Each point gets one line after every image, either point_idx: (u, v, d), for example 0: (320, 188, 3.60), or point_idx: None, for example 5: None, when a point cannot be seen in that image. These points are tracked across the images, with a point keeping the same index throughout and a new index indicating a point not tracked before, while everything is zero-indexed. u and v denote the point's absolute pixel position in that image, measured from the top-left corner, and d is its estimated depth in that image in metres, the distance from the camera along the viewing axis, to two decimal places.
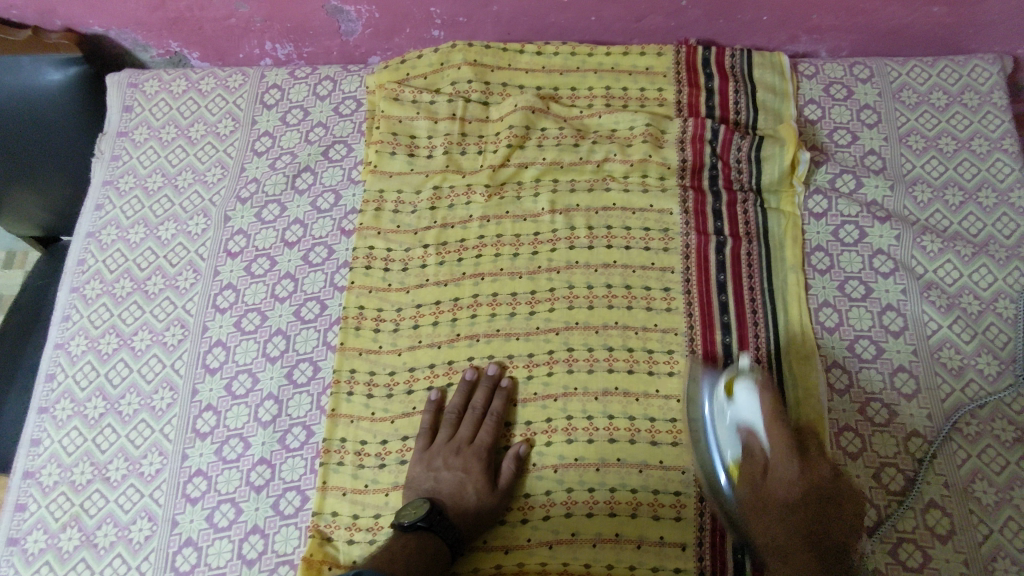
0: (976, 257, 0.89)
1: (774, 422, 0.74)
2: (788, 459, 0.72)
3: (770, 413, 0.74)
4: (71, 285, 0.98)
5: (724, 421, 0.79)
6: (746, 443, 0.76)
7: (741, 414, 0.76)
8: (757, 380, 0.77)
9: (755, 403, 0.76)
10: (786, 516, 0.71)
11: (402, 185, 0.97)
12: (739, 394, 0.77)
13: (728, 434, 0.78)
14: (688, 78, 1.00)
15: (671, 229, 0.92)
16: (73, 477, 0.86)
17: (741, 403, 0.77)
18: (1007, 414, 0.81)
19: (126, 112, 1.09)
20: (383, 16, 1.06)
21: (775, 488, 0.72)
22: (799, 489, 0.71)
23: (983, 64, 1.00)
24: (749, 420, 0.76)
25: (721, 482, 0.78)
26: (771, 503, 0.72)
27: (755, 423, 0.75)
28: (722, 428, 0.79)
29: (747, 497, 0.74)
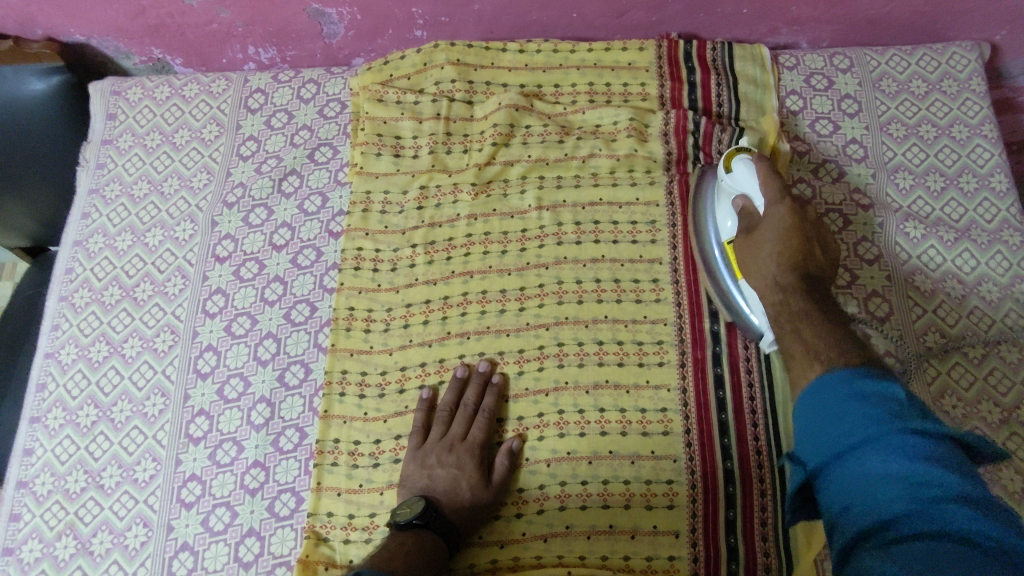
0: (958, 242, 0.90)
1: (768, 181, 0.79)
2: (779, 208, 0.76)
3: (765, 176, 0.79)
4: (60, 295, 0.98)
5: (724, 195, 0.85)
6: (741, 207, 0.81)
7: (739, 183, 0.83)
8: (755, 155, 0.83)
9: (750, 172, 0.82)
10: (777, 254, 0.74)
11: (389, 186, 0.98)
12: (738, 167, 0.83)
13: (727, 208, 0.84)
14: (670, 72, 1.01)
15: (658, 221, 0.93)
16: (67, 486, 0.86)
17: (739, 175, 0.83)
18: (992, 396, 0.82)
19: (110, 120, 1.09)
20: (365, 18, 1.06)
21: (766, 234, 0.76)
22: (789, 229, 0.75)
23: (962, 51, 1.02)
24: (745, 189, 0.82)
25: (720, 260, 0.85)
26: (762, 242, 0.76)
27: (751, 190, 0.81)
28: (722, 204, 0.85)
29: (743, 249, 0.78)
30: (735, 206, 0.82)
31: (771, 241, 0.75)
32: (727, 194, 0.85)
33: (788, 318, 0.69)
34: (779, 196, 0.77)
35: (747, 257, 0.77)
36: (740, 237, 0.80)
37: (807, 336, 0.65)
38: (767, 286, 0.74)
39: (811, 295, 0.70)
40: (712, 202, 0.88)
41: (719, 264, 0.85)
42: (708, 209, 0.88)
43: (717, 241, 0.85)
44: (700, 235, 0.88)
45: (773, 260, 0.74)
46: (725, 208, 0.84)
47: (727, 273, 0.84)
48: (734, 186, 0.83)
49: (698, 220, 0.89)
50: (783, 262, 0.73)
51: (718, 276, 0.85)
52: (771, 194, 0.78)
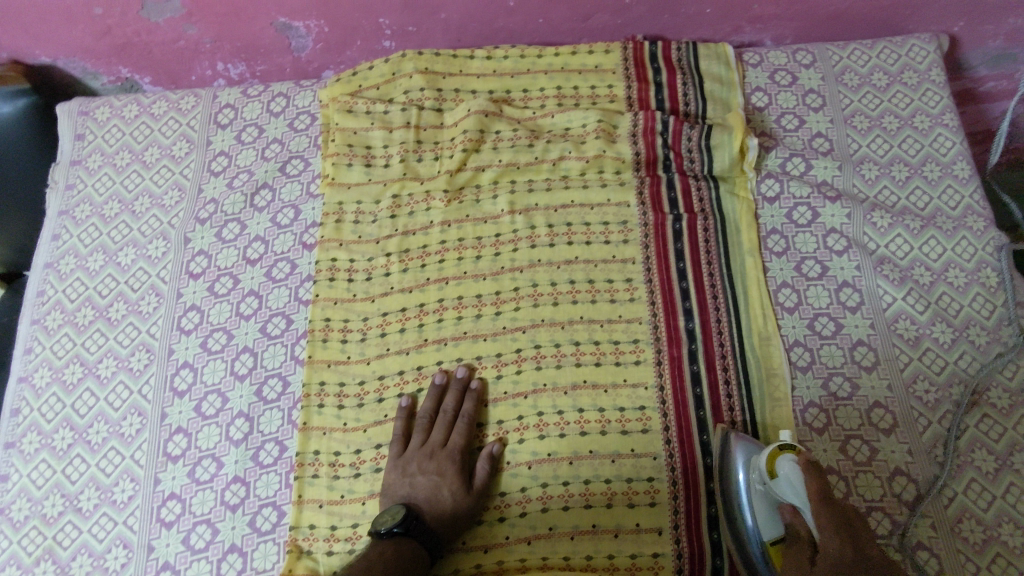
0: (925, 229, 0.92)
1: (819, 509, 0.67)
2: (837, 551, 0.65)
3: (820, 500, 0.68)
4: (32, 318, 0.98)
5: (764, 496, 0.73)
6: (792, 526, 0.70)
7: (787, 494, 0.70)
8: (803, 456, 0.71)
9: (800, 484, 0.70)
10: None
11: (361, 196, 0.98)
12: (782, 470, 0.71)
13: (768, 512, 0.72)
14: (637, 73, 1.02)
15: (630, 221, 0.94)
16: (44, 510, 0.85)
17: (785, 482, 0.70)
18: (963, 379, 0.83)
19: (79, 140, 1.09)
20: (333, 30, 1.06)
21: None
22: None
23: (920, 43, 1.04)
24: (794, 500, 0.70)
25: (759, 566, 0.71)
26: None
27: (802, 503, 0.69)
28: (761, 503, 0.72)
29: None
30: (782, 517, 0.71)
31: None
32: (769, 498, 0.72)
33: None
34: (835, 535, 0.66)
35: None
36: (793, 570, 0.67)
37: None
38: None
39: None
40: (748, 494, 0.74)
41: (759, 569, 0.71)
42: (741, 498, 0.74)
43: (755, 541, 0.72)
44: (733, 528, 0.75)
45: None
46: (768, 514, 0.72)
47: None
48: (779, 494, 0.71)
49: (731, 502, 0.75)
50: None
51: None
52: (823, 528, 0.67)
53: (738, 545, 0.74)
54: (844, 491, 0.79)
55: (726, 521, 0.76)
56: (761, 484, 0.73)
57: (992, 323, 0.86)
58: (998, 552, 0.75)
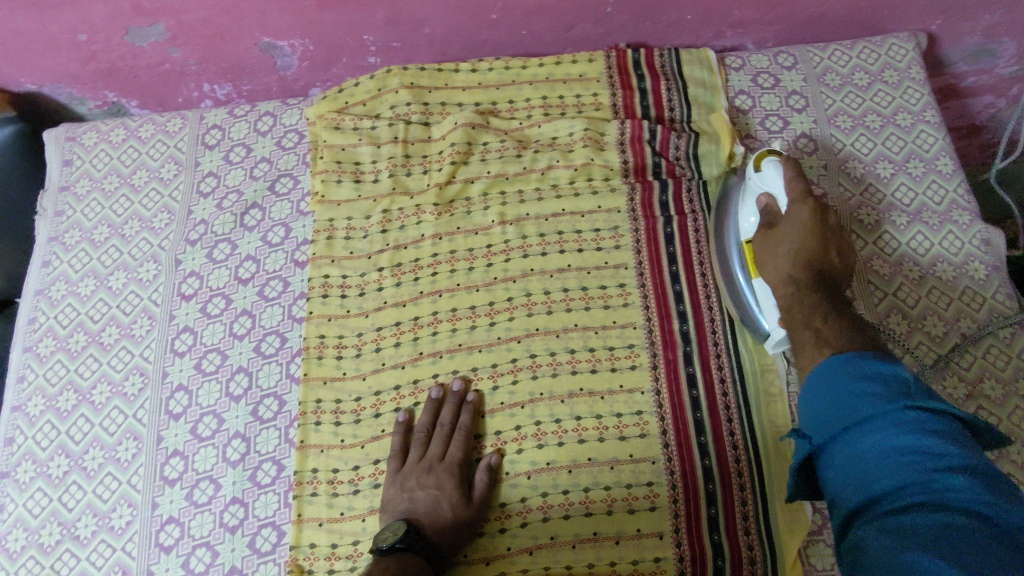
0: (911, 225, 0.93)
1: (795, 183, 0.80)
2: (803, 211, 0.78)
3: (790, 181, 0.81)
4: (24, 345, 0.97)
5: (750, 189, 0.86)
6: (764, 209, 0.83)
7: (766, 183, 0.83)
8: (785, 157, 0.84)
9: (777, 175, 0.82)
10: (793, 257, 0.77)
11: (351, 212, 0.98)
12: (766, 168, 0.84)
13: (751, 206, 0.85)
14: (621, 81, 1.03)
15: (620, 227, 0.94)
16: (41, 540, 0.85)
17: (767, 175, 0.83)
18: (957, 372, 0.84)
19: (67, 166, 1.09)
20: (318, 48, 1.07)
21: (787, 238, 0.78)
22: (809, 231, 0.77)
23: (899, 43, 1.05)
24: (770, 189, 0.83)
25: (734, 257, 0.87)
26: (784, 245, 0.78)
27: (776, 191, 0.82)
28: (747, 200, 0.86)
29: (763, 248, 0.80)
30: (759, 206, 0.84)
31: (793, 249, 0.77)
32: (753, 193, 0.85)
33: (799, 311, 0.73)
34: (803, 197, 0.79)
35: (766, 256, 0.80)
36: (761, 234, 0.81)
37: (819, 332, 0.70)
38: (781, 284, 0.77)
39: (827, 298, 0.73)
40: (736, 204, 0.89)
41: (732, 262, 0.87)
42: (730, 211, 0.89)
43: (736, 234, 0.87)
44: (719, 242, 0.89)
45: (790, 258, 0.77)
46: (749, 207, 0.85)
47: (739, 264, 0.86)
48: (760, 185, 0.84)
49: (720, 222, 0.90)
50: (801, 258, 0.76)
51: (730, 268, 0.87)
52: (795, 194, 0.80)
53: (721, 249, 0.89)
54: None
55: (724, 286, 0.87)
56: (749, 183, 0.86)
57: (983, 317, 0.87)
58: None
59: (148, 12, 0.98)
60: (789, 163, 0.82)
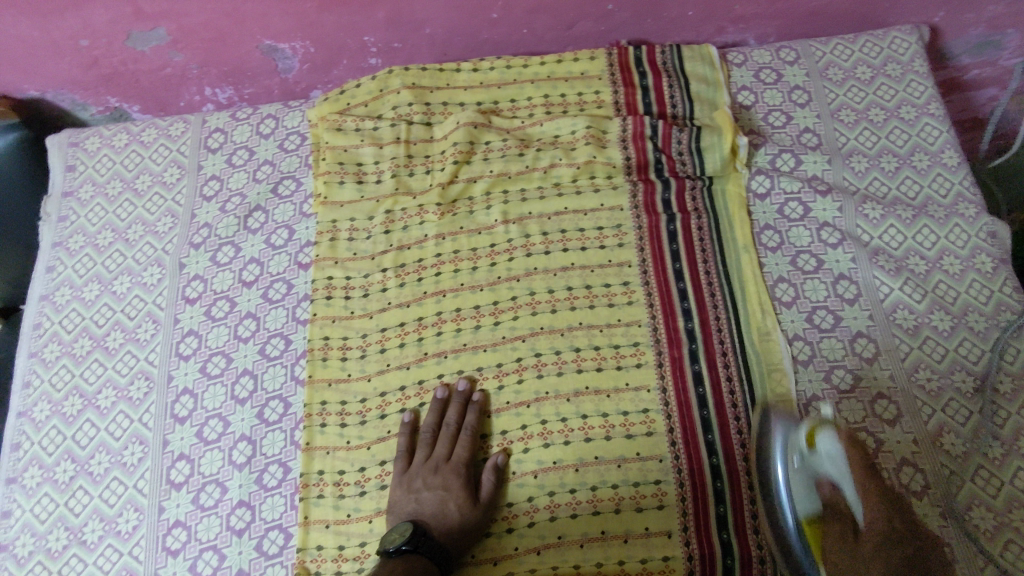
0: (917, 219, 0.92)
1: (864, 479, 0.70)
2: (883, 513, 0.68)
3: (855, 465, 0.71)
4: (29, 350, 0.97)
5: (799, 467, 0.74)
6: (830, 497, 0.72)
7: (826, 465, 0.73)
8: (841, 432, 0.73)
9: (839, 456, 0.72)
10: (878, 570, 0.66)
11: (354, 213, 0.98)
12: (821, 445, 0.73)
13: (802, 486, 0.74)
14: (622, 78, 1.02)
15: (623, 224, 0.94)
16: (49, 545, 0.85)
17: (825, 457, 0.73)
18: (965, 366, 0.83)
19: (70, 172, 1.09)
20: (318, 50, 1.07)
21: (870, 546, 0.67)
22: (896, 544, 0.67)
23: (902, 36, 1.05)
24: (832, 473, 0.72)
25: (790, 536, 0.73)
26: (865, 555, 0.67)
27: (843, 478, 0.71)
28: (796, 478, 0.74)
29: (838, 555, 0.69)
30: (821, 493, 0.73)
31: (873, 558, 0.66)
32: (806, 472, 0.74)
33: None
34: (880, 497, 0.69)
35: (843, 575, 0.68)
36: (832, 539, 0.70)
37: None
38: None
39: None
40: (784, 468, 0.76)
41: (787, 539, 0.74)
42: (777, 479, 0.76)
43: (789, 515, 0.74)
44: (769, 508, 0.76)
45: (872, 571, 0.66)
46: (802, 487, 0.73)
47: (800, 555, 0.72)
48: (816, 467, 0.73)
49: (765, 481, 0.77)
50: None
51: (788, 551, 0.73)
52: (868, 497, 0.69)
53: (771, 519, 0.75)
54: None
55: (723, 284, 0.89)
56: (799, 459, 0.74)
57: (990, 309, 0.86)
58: (1010, 539, 0.74)
59: (149, 17, 0.99)
60: (848, 438, 0.72)
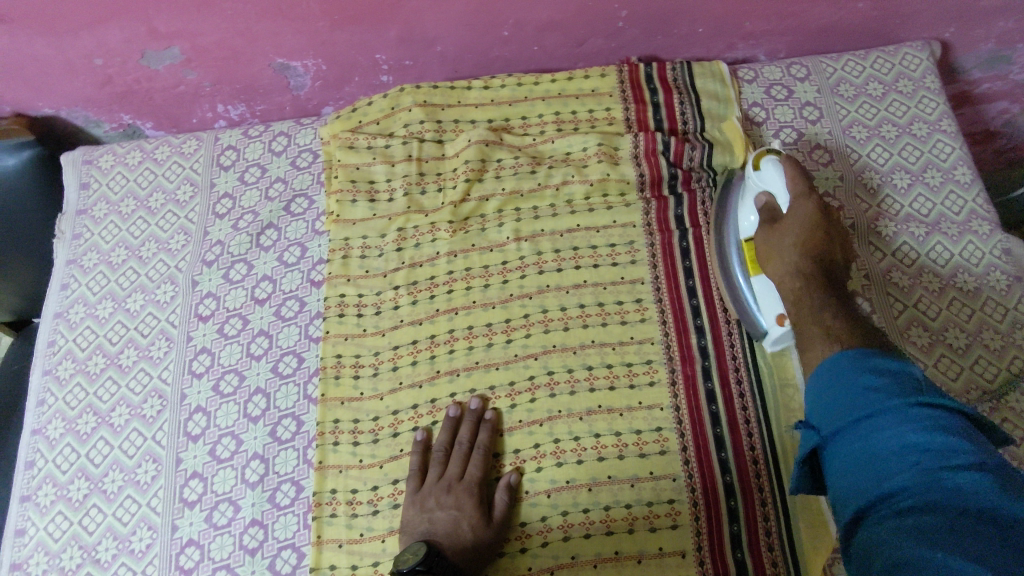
0: (930, 236, 0.92)
1: (796, 179, 0.80)
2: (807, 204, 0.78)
3: (791, 176, 0.81)
4: (43, 368, 0.98)
5: (749, 190, 0.86)
6: (765, 206, 0.82)
7: (765, 181, 0.84)
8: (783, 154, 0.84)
9: (778, 172, 0.82)
10: (799, 251, 0.76)
11: (366, 231, 0.98)
12: (765, 165, 0.84)
13: (749, 204, 0.86)
14: (634, 95, 1.02)
15: (636, 242, 0.94)
16: (62, 564, 0.85)
17: (766, 173, 0.84)
18: (981, 385, 0.83)
19: (84, 190, 1.09)
20: (331, 68, 1.08)
21: (790, 232, 0.78)
22: (814, 227, 0.77)
23: (913, 51, 1.05)
24: (770, 188, 0.83)
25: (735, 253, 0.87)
26: (787, 241, 0.78)
27: (777, 191, 0.82)
28: (747, 199, 0.86)
29: (767, 244, 0.80)
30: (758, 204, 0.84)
31: (796, 242, 0.77)
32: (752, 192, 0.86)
33: (807, 310, 0.72)
34: (805, 194, 0.79)
35: (767, 249, 0.80)
36: (762, 231, 0.81)
37: (826, 325, 0.69)
38: (789, 283, 0.76)
39: (829, 290, 0.73)
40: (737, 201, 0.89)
41: (733, 260, 0.87)
42: (730, 215, 0.90)
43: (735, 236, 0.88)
44: (720, 244, 0.90)
45: (794, 252, 0.77)
46: (749, 206, 0.86)
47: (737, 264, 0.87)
48: (759, 184, 0.84)
49: (721, 222, 0.90)
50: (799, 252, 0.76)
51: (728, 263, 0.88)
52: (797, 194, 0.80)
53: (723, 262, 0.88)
54: None
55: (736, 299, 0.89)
56: (749, 183, 0.86)
57: (1006, 328, 0.86)
58: None
59: (164, 36, 0.99)
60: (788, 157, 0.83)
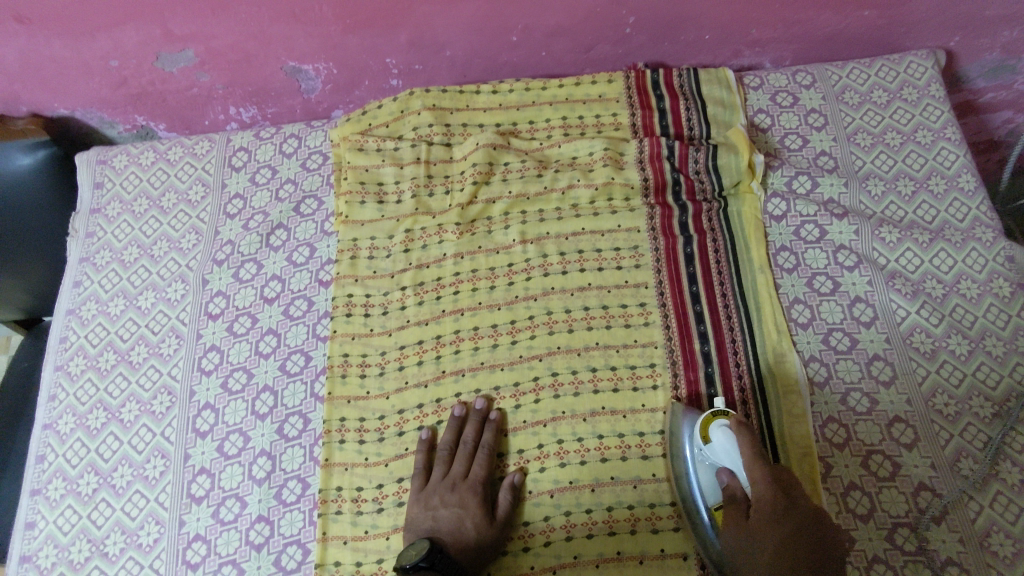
0: (934, 242, 0.92)
1: (753, 463, 0.72)
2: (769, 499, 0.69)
3: (747, 452, 0.73)
4: (55, 364, 0.99)
5: (704, 465, 0.77)
6: (728, 487, 0.74)
7: (720, 456, 0.75)
8: (732, 421, 0.77)
9: (731, 445, 0.75)
10: (771, 559, 0.66)
11: (374, 232, 0.99)
12: (714, 436, 0.76)
13: (711, 481, 0.76)
14: (640, 101, 1.04)
15: (640, 246, 0.95)
16: (71, 557, 0.86)
17: (716, 446, 0.76)
18: (983, 391, 0.83)
19: (98, 189, 1.11)
20: (342, 71, 1.09)
21: (760, 535, 0.68)
22: (785, 528, 0.68)
23: (918, 60, 1.06)
24: (728, 465, 0.75)
25: (707, 529, 0.75)
26: (757, 546, 0.68)
27: (737, 467, 0.74)
28: (704, 471, 0.77)
29: (735, 546, 0.70)
30: (720, 481, 0.75)
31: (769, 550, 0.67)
32: (708, 466, 0.77)
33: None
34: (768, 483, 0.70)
35: (737, 553, 0.70)
36: (730, 527, 0.71)
37: None
38: None
39: None
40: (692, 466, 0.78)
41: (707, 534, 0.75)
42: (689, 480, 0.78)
43: (703, 512, 0.76)
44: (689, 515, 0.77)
45: (766, 564, 0.66)
46: (710, 482, 0.76)
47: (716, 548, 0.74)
48: (714, 459, 0.76)
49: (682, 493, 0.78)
50: (778, 575, 0.65)
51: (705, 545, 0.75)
52: (755, 482, 0.71)
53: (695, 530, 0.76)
54: (870, 507, 0.78)
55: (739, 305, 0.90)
56: (701, 454, 0.77)
57: (1008, 334, 0.86)
58: None
59: (178, 38, 1.01)
60: (737, 423, 0.76)
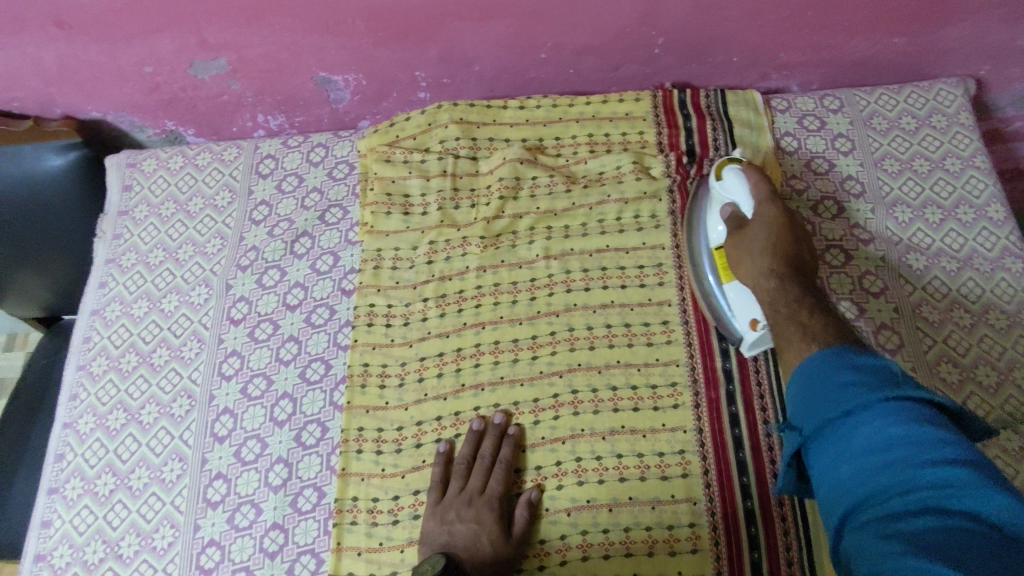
0: (962, 271, 0.92)
1: (760, 183, 0.82)
2: (768, 209, 0.79)
3: (754, 184, 0.82)
4: (78, 363, 1.00)
5: (716, 199, 0.87)
6: (731, 215, 0.84)
7: (728, 192, 0.85)
8: (743, 163, 0.85)
9: (740, 182, 0.83)
10: (768, 252, 0.76)
11: (398, 243, 1.00)
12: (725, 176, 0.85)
13: (717, 216, 0.87)
14: (666, 120, 1.03)
15: (665, 264, 0.94)
16: (85, 558, 0.86)
17: (727, 183, 0.85)
18: (1010, 423, 0.82)
19: (126, 192, 1.12)
20: (370, 83, 1.10)
21: (756, 236, 0.78)
22: (780, 229, 0.77)
23: (948, 88, 1.05)
24: (733, 198, 0.84)
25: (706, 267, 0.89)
26: (754, 243, 0.78)
27: (740, 200, 0.83)
28: (715, 209, 0.87)
29: (735, 249, 0.81)
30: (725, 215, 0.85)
31: (765, 244, 0.77)
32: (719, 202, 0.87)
33: (785, 307, 0.71)
34: (768, 198, 0.80)
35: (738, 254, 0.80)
36: (730, 238, 0.82)
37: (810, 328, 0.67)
38: (761, 286, 0.76)
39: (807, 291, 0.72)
40: (704, 212, 0.91)
41: (705, 272, 0.89)
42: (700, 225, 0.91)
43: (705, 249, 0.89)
44: (693, 258, 0.91)
45: (764, 254, 0.76)
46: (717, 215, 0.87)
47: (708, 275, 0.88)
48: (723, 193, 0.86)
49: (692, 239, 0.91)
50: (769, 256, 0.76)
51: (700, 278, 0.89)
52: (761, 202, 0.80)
53: (697, 273, 0.89)
54: None
55: None
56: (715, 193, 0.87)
57: None
58: None
59: (212, 47, 1.02)
60: (748, 166, 0.84)
